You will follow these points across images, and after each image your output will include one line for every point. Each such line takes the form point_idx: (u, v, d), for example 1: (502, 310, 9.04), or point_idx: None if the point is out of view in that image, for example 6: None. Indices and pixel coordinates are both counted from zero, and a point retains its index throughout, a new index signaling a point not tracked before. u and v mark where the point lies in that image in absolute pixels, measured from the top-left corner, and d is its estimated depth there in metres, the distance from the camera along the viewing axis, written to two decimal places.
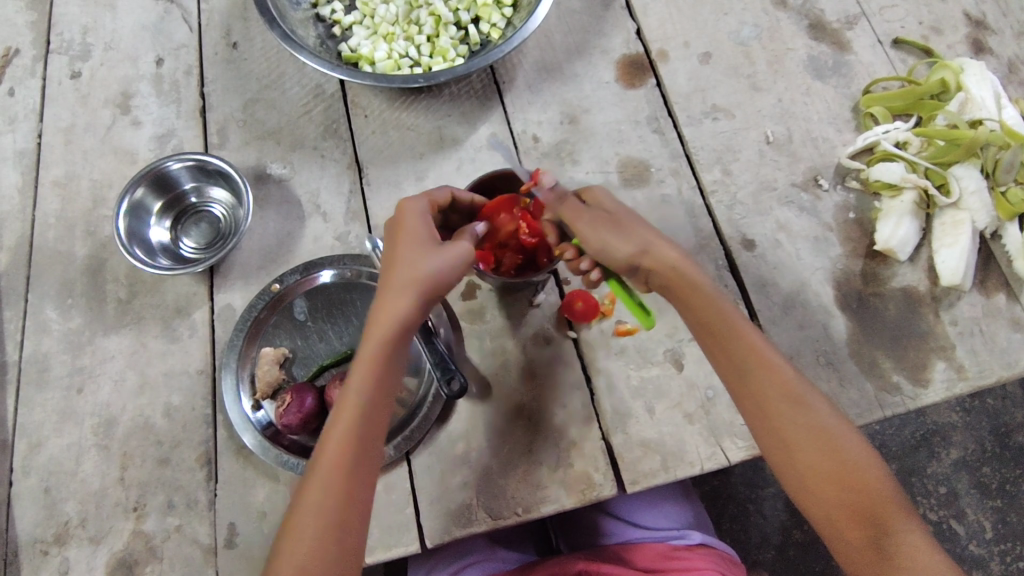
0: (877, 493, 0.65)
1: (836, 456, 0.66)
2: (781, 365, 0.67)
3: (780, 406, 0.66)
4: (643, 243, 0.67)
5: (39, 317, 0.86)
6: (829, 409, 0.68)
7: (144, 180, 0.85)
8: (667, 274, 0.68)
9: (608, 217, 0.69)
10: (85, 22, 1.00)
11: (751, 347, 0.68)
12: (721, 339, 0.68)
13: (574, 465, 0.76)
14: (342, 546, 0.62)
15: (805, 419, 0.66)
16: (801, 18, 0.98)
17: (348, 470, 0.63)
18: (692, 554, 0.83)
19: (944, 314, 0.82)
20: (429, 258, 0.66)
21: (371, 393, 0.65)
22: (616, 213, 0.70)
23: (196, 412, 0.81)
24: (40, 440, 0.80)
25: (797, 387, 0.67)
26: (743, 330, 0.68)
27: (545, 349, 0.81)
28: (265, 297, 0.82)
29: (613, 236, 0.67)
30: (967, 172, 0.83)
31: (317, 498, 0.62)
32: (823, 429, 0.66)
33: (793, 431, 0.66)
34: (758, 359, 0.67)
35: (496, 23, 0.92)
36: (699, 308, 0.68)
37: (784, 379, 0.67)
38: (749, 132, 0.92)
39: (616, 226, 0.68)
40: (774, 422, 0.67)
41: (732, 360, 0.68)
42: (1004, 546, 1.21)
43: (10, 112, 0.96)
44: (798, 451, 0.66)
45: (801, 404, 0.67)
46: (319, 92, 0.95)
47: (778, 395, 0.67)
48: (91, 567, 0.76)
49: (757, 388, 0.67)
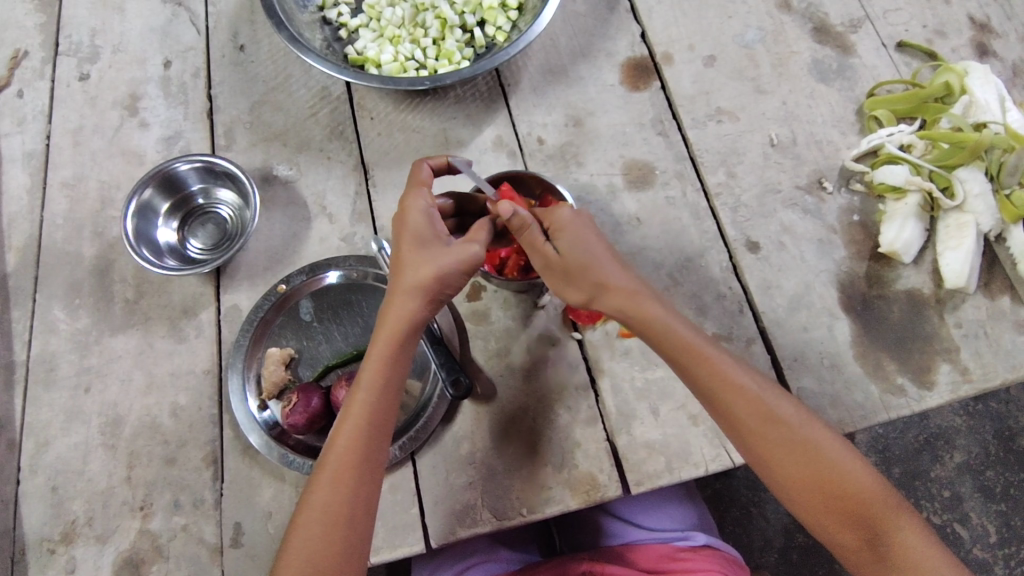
0: (862, 497, 0.66)
1: (817, 464, 0.66)
2: (746, 382, 0.68)
3: (751, 426, 0.67)
4: (595, 288, 0.69)
5: (46, 317, 0.86)
6: (804, 416, 0.68)
7: (152, 181, 0.86)
8: (621, 309, 0.70)
9: (557, 264, 0.69)
10: (94, 24, 1.01)
11: (713, 373, 0.68)
12: (684, 367, 0.69)
13: (579, 466, 0.76)
14: (348, 543, 0.63)
15: (781, 432, 0.67)
16: (805, 21, 0.98)
17: (357, 470, 0.65)
18: (695, 555, 0.83)
19: (948, 316, 0.82)
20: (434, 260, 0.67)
21: (378, 392, 0.67)
22: (567, 257, 0.68)
23: (203, 412, 0.81)
24: (47, 439, 0.81)
25: (765, 404, 0.67)
26: (704, 353, 0.68)
27: (550, 350, 0.81)
28: (271, 298, 0.83)
29: (563, 284, 0.70)
30: (972, 174, 0.84)
31: (324, 496, 0.64)
32: (800, 439, 0.67)
33: (770, 447, 0.67)
34: (721, 383, 0.68)
35: (502, 26, 0.93)
36: (659, 338, 0.69)
37: (750, 396, 0.67)
38: (753, 135, 0.92)
39: (564, 274, 0.69)
40: (748, 438, 0.67)
41: (697, 386, 0.69)
42: (1008, 550, 1.20)
43: (20, 113, 0.97)
44: (777, 465, 0.67)
45: (774, 420, 0.67)
46: (325, 94, 0.95)
47: (746, 413, 0.67)
48: (98, 566, 0.76)
49: (726, 412, 0.68)
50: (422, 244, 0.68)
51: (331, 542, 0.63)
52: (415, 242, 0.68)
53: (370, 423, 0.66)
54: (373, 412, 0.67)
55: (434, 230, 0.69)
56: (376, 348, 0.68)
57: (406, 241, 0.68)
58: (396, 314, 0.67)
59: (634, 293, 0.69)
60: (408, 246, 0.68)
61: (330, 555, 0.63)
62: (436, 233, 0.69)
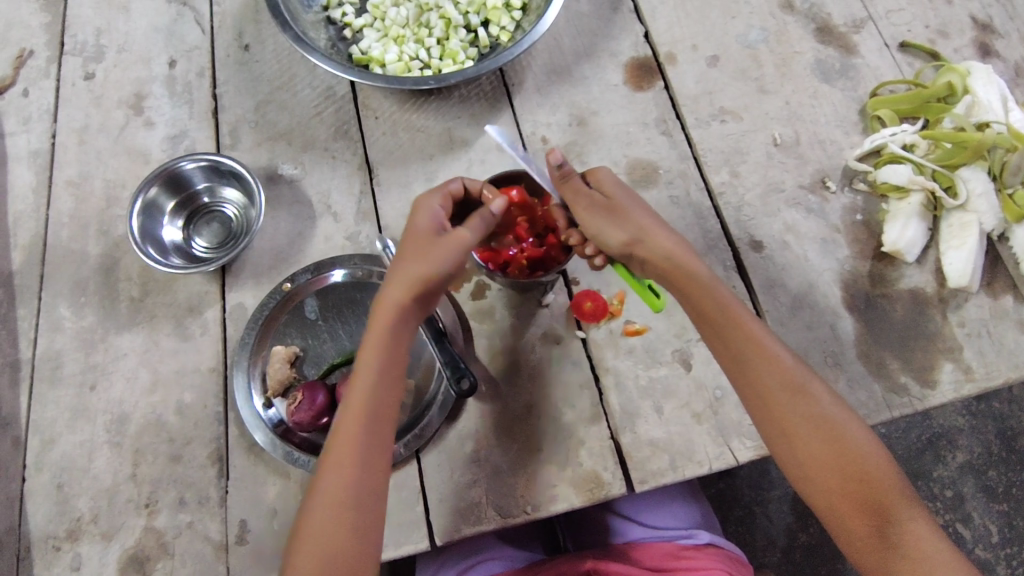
0: (879, 483, 0.66)
1: (841, 447, 0.66)
2: (780, 353, 0.69)
3: (776, 393, 0.68)
4: (638, 231, 0.71)
5: (52, 315, 0.86)
6: (831, 399, 0.68)
7: (158, 180, 0.86)
8: (661, 261, 0.71)
9: (605, 204, 0.71)
10: (99, 24, 1.01)
11: (753, 342, 0.69)
12: (719, 326, 0.70)
13: (584, 464, 0.76)
14: (355, 522, 0.64)
15: (804, 407, 0.67)
16: (808, 21, 0.99)
17: (352, 453, 0.65)
18: (699, 554, 0.84)
19: (952, 315, 0.82)
20: (416, 263, 0.68)
21: (378, 377, 0.68)
22: (614, 201, 0.72)
23: (208, 410, 0.81)
24: (53, 437, 0.81)
25: (798, 375, 0.68)
26: (742, 319, 0.70)
27: (554, 348, 0.82)
28: (277, 297, 0.83)
29: (609, 223, 0.71)
30: (975, 173, 0.84)
31: (330, 481, 0.65)
32: (825, 418, 0.67)
33: (795, 420, 0.67)
34: (756, 349, 0.69)
35: (506, 26, 0.93)
36: (698, 293, 0.70)
37: (784, 367, 0.68)
38: (757, 134, 0.93)
39: (611, 213, 0.71)
40: (774, 410, 0.68)
41: (730, 351, 0.70)
42: (1010, 550, 1.21)
43: (25, 112, 0.97)
44: (801, 441, 0.67)
45: (803, 395, 0.68)
46: (330, 94, 0.96)
47: (778, 385, 0.68)
48: (103, 564, 0.76)
49: (754, 378, 0.68)
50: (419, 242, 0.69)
51: (340, 530, 0.63)
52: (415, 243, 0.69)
53: (359, 402, 0.67)
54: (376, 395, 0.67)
55: (427, 228, 0.69)
56: (371, 337, 0.68)
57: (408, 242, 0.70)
58: (393, 308, 0.68)
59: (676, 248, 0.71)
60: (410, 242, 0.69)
61: (343, 537, 0.63)
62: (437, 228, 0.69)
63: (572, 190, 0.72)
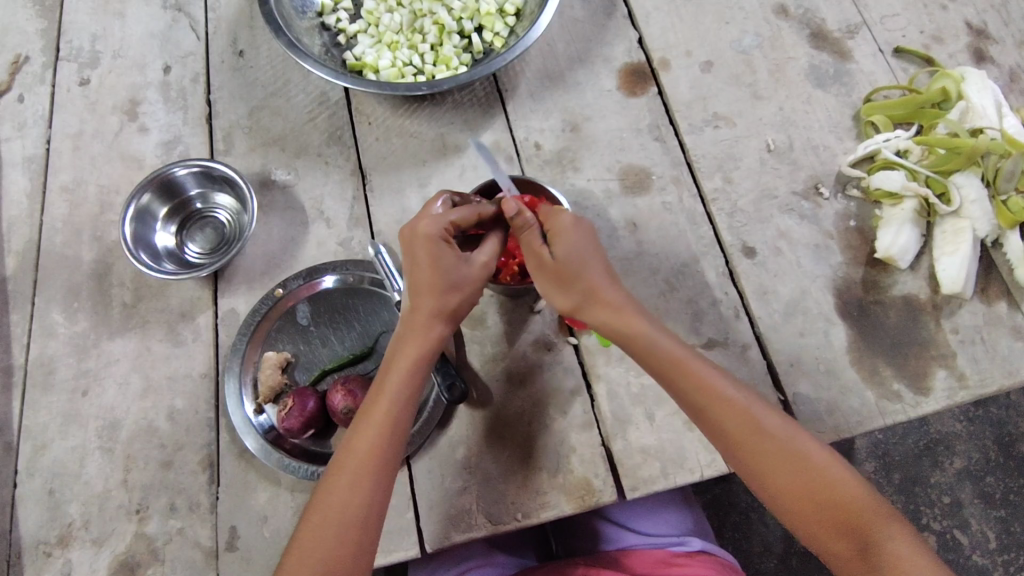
0: (854, 504, 0.65)
1: (810, 474, 0.66)
2: (730, 391, 0.69)
3: (742, 430, 0.67)
4: (585, 295, 0.70)
5: (45, 320, 0.87)
6: (792, 427, 0.68)
7: (150, 186, 0.87)
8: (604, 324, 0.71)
9: (552, 269, 0.69)
10: (94, 30, 1.01)
11: (702, 383, 0.68)
12: (671, 377, 0.69)
13: (575, 471, 0.76)
14: (360, 540, 0.65)
15: (765, 439, 0.67)
16: (802, 27, 0.99)
17: (368, 473, 0.66)
18: (691, 561, 0.83)
19: (945, 322, 0.82)
20: (445, 293, 0.69)
21: (395, 397, 0.68)
22: (567, 261, 0.69)
23: (200, 416, 0.81)
24: (45, 442, 0.81)
25: (753, 412, 0.68)
26: (690, 365, 0.69)
27: (546, 354, 0.82)
28: (268, 302, 0.83)
29: (554, 289, 0.70)
30: (968, 180, 0.84)
31: (340, 499, 0.65)
32: (789, 447, 0.67)
33: (758, 453, 0.67)
34: (708, 391, 0.68)
35: (499, 32, 0.94)
36: (646, 348, 0.70)
37: (740, 406, 0.68)
38: (750, 140, 0.93)
39: (557, 279, 0.70)
40: (740, 450, 0.67)
41: (685, 399, 0.69)
42: (1008, 556, 1.20)
43: (20, 118, 0.97)
44: (769, 473, 0.67)
45: (764, 428, 0.67)
46: (324, 99, 0.96)
47: (736, 424, 0.67)
48: (94, 569, 0.76)
49: (712, 419, 0.68)
50: (449, 280, 0.68)
51: (345, 547, 0.64)
52: (440, 284, 0.68)
53: (380, 424, 0.67)
54: (391, 415, 0.68)
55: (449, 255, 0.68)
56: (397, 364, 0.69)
57: (426, 267, 0.68)
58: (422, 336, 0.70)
59: (613, 304, 0.70)
60: (433, 278, 0.68)
61: (341, 557, 0.63)
62: (459, 259, 0.69)
63: (526, 246, 0.70)
